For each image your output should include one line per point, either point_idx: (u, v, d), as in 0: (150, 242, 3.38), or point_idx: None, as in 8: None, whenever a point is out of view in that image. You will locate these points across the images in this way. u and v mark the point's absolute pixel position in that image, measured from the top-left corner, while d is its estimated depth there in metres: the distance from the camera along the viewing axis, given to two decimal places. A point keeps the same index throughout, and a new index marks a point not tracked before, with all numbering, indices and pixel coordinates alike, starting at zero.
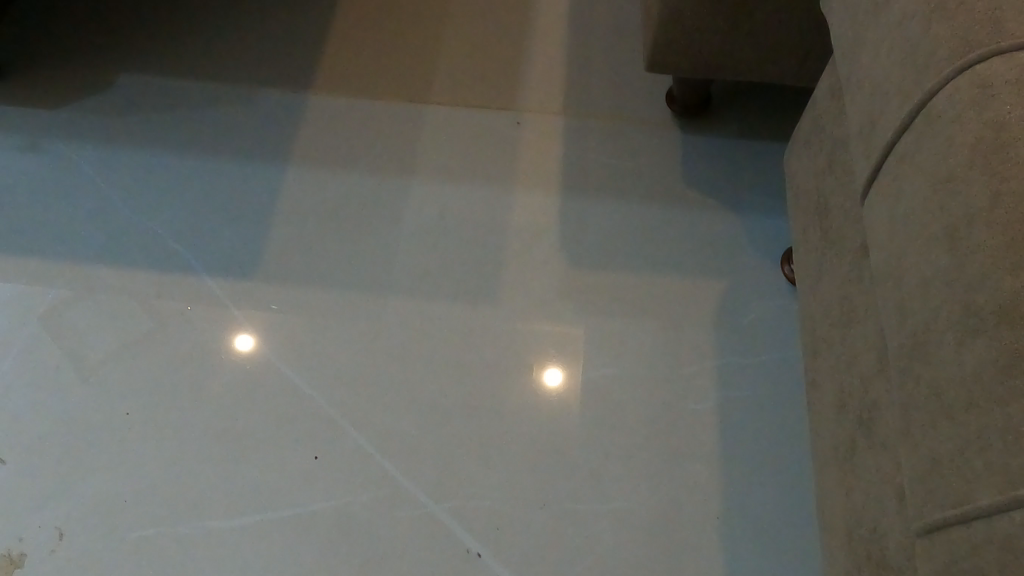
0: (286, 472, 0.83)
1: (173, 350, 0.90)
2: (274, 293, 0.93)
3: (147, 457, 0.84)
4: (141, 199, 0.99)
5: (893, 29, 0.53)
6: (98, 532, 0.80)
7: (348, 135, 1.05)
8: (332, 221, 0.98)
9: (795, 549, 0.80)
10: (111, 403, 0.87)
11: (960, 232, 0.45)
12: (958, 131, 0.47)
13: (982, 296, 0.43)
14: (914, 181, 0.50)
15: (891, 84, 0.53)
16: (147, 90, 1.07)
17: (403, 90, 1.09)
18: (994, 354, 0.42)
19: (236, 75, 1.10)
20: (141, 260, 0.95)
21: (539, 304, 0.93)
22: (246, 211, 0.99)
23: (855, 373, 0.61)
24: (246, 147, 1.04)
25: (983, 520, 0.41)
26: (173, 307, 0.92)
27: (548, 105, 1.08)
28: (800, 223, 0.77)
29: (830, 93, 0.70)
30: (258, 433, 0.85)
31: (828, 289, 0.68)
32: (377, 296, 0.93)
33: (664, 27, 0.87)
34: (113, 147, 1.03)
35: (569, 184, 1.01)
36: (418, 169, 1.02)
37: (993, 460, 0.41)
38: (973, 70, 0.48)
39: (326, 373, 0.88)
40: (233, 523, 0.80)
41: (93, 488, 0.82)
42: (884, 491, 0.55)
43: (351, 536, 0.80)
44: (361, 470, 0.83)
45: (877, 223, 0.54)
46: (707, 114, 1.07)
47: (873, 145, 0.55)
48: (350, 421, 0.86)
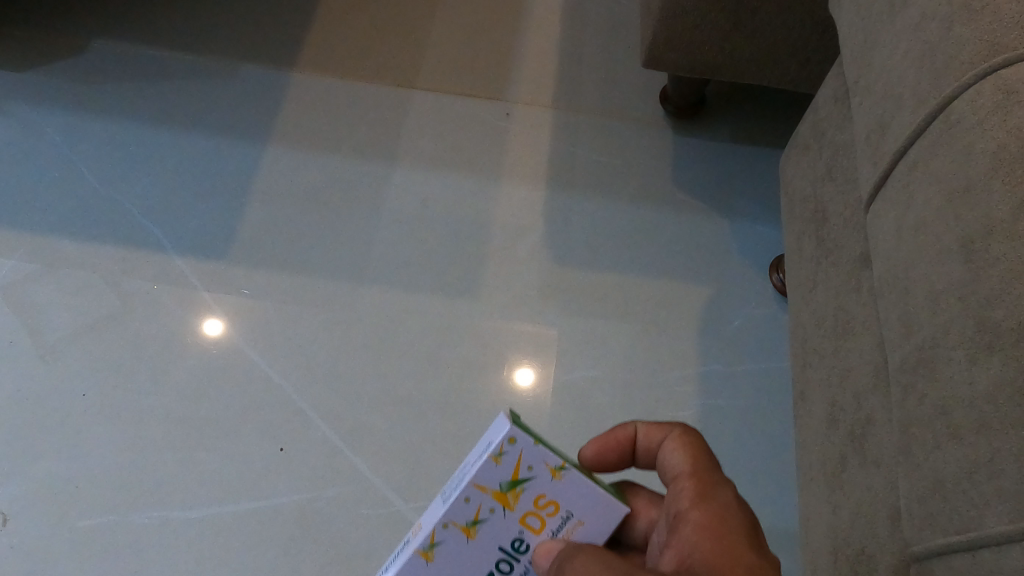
0: (251, 463, 0.79)
1: (136, 330, 0.85)
2: (245, 276, 0.89)
3: (103, 440, 0.80)
4: (111, 170, 0.95)
5: (909, 30, 0.51)
6: (46, 519, 0.76)
7: (330, 117, 1.01)
8: (309, 205, 0.94)
9: None
10: (69, 383, 0.82)
11: (978, 245, 0.43)
12: (978, 137, 0.45)
13: (999, 312, 0.41)
14: (928, 190, 0.48)
15: (905, 88, 0.51)
16: (123, 58, 1.03)
17: (389, 74, 1.05)
18: (1010, 375, 0.40)
19: (217, 47, 1.05)
20: (106, 233, 0.91)
21: (520, 300, 0.90)
22: (222, 188, 0.95)
23: (848, 387, 0.59)
24: (225, 124, 1.00)
25: (991, 549, 0.39)
26: (139, 285, 0.88)
27: (538, 97, 1.05)
28: (794, 230, 0.74)
29: (835, 98, 0.68)
30: (222, 421, 0.81)
31: (822, 297, 0.66)
32: (353, 286, 0.90)
33: (664, 23, 0.84)
34: (83, 114, 0.98)
35: (557, 178, 0.98)
36: (401, 155, 0.99)
37: (1004, 486, 0.39)
38: (997, 75, 0.45)
39: (295, 362, 0.85)
40: (190, 515, 0.77)
41: (43, 474, 0.78)
42: (875, 510, 0.53)
43: (314, 533, 0.76)
44: (327, 464, 0.79)
45: (885, 233, 0.52)
46: (699, 116, 1.04)
47: (884, 151, 0.53)
48: (318, 413, 0.82)
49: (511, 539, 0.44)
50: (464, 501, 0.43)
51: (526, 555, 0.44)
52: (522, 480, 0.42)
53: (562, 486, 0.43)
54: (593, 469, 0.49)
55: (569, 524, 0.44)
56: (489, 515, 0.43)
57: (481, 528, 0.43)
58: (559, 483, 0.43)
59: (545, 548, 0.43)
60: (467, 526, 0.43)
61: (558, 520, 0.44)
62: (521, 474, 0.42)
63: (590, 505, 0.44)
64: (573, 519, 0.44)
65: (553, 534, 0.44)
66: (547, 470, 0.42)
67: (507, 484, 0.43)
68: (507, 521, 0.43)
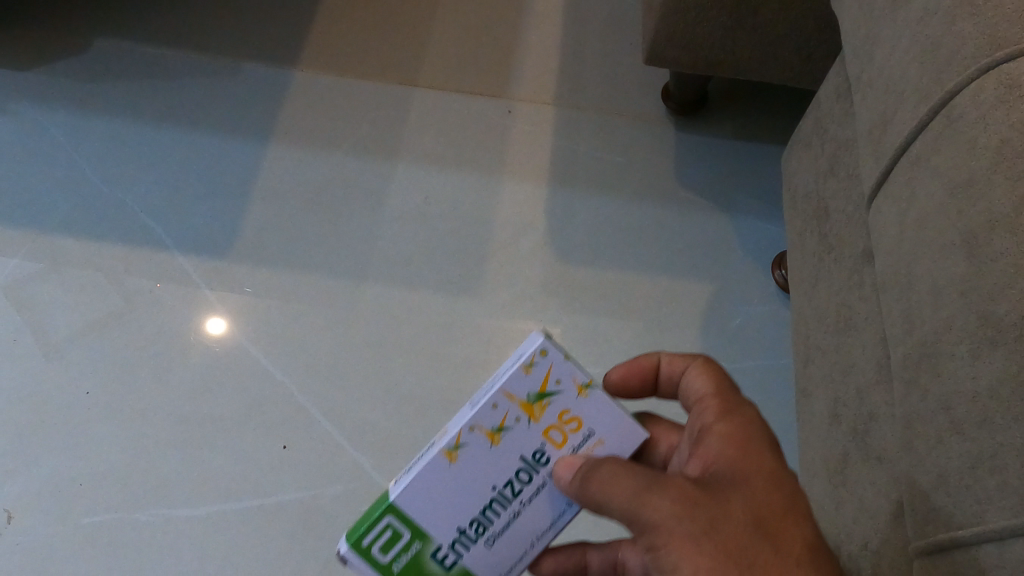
0: (254, 460, 0.79)
1: (138, 328, 0.85)
2: (247, 274, 0.89)
3: (107, 438, 0.80)
4: (114, 168, 0.95)
5: (912, 25, 0.51)
6: (51, 517, 0.76)
7: (333, 115, 1.01)
8: (312, 204, 0.94)
9: None
10: (73, 381, 0.82)
11: (981, 240, 0.43)
12: (981, 133, 0.45)
13: (1002, 307, 0.41)
14: (931, 185, 0.48)
15: (908, 84, 0.51)
16: (125, 57, 1.03)
17: (391, 71, 1.05)
18: (1013, 370, 0.40)
19: (219, 45, 1.05)
20: (109, 232, 0.91)
21: (523, 298, 0.90)
22: (224, 186, 0.95)
23: (851, 383, 0.59)
24: (227, 122, 1.00)
25: (995, 544, 0.39)
26: (142, 283, 0.88)
27: (540, 94, 1.05)
28: (797, 226, 0.74)
29: (838, 94, 0.68)
30: (225, 419, 0.81)
31: (825, 294, 0.66)
32: (355, 284, 0.90)
33: (666, 20, 0.84)
34: (86, 113, 0.99)
35: (560, 176, 0.98)
36: (403, 153, 0.99)
37: (1008, 481, 0.39)
38: (999, 69, 0.45)
39: (298, 360, 0.85)
40: (194, 513, 0.77)
41: (48, 472, 0.78)
42: (878, 506, 0.53)
43: (318, 530, 0.77)
44: (331, 461, 0.80)
45: (888, 229, 0.52)
46: (701, 113, 1.04)
47: (887, 146, 0.53)
48: (322, 410, 0.82)
49: (532, 450, 0.46)
50: (492, 407, 0.45)
51: (545, 469, 0.46)
52: (550, 392, 0.46)
53: (587, 404, 0.46)
54: (616, 394, 0.53)
55: (589, 442, 0.46)
56: (515, 423, 0.46)
57: (505, 436, 0.46)
58: (584, 401, 0.46)
59: (566, 461, 0.45)
60: (492, 433, 0.46)
61: (579, 437, 0.46)
62: (550, 386, 0.46)
63: (612, 425, 0.46)
64: (594, 439, 0.46)
65: (573, 451, 0.46)
66: (574, 386, 0.46)
67: (535, 395, 0.46)
68: (531, 433, 0.46)
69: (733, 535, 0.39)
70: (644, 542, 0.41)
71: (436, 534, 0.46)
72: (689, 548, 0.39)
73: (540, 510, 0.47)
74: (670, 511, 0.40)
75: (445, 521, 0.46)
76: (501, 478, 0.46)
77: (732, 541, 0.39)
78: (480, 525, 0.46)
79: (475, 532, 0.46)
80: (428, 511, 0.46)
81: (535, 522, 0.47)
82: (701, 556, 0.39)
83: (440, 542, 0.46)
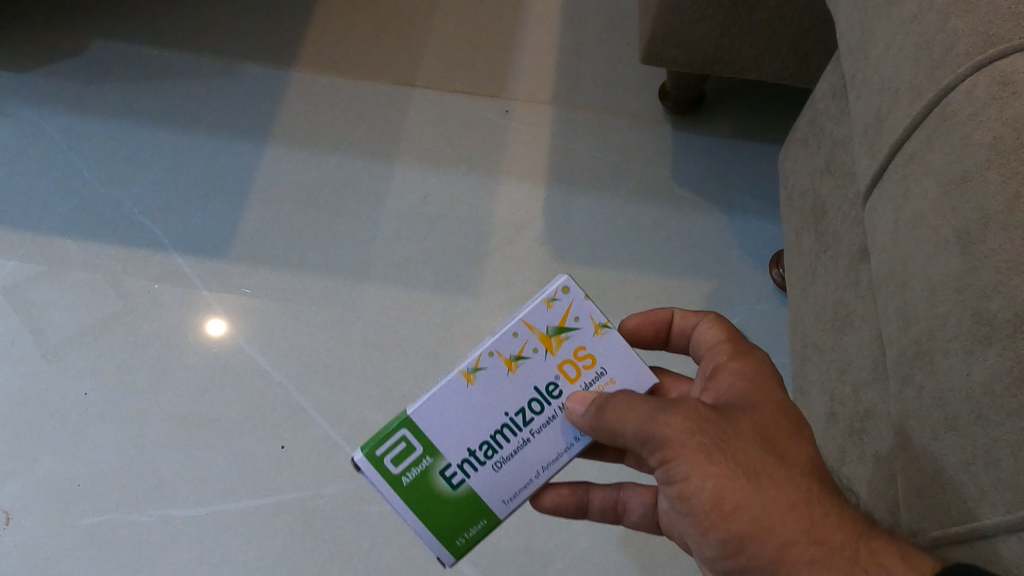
0: (252, 461, 0.79)
1: (136, 329, 0.85)
2: (245, 275, 0.89)
3: (105, 439, 0.80)
4: (111, 170, 0.95)
5: (906, 22, 0.51)
6: (49, 518, 0.76)
7: (330, 116, 1.01)
8: (310, 204, 0.94)
9: None
10: (71, 382, 0.82)
11: (974, 237, 0.43)
12: (975, 129, 0.45)
13: (995, 304, 0.41)
14: (925, 183, 0.48)
15: (902, 82, 0.51)
16: (123, 58, 1.03)
17: (388, 71, 1.05)
18: (1006, 366, 0.40)
19: (216, 46, 1.06)
20: (106, 233, 0.91)
21: (521, 297, 0.90)
22: (222, 187, 0.95)
23: (847, 381, 0.59)
24: (225, 123, 1.00)
25: (989, 540, 0.41)
26: (140, 284, 0.88)
27: (537, 94, 1.05)
28: (793, 225, 0.74)
29: (833, 92, 0.68)
30: (223, 419, 0.81)
31: (821, 292, 0.66)
32: (353, 284, 0.90)
33: (663, 19, 0.84)
34: (83, 114, 0.99)
35: (557, 175, 0.98)
36: (401, 153, 0.99)
37: (1001, 477, 0.40)
38: (993, 66, 0.45)
39: (296, 360, 0.85)
40: (192, 513, 0.77)
41: (46, 472, 0.78)
42: (874, 503, 0.53)
43: (316, 530, 0.77)
44: (328, 461, 0.80)
45: (883, 227, 0.52)
46: (698, 112, 1.04)
47: (881, 144, 0.53)
48: (320, 411, 0.82)
49: (546, 381, 0.50)
50: (513, 336, 0.50)
51: (556, 402, 0.50)
52: (568, 327, 0.50)
53: (601, 343, 0.51)
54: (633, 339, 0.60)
55: (599, 379, 0.51)
56: (533, 353, 0.50)
57: (523, 364, 0.50)
58: (600, 339, 0.51)
59: (579, 395, 0.49)
60: (511, 359, 0.50)
61: (592, 374, 0.51)
62: (568, 322, 0.50)
63: (623, 364, 0.51)
64: (605, 377, 0.51)
65: (585, 386, 0.50)
66: (592, 324, 0.51)
67: (554, 329, 0.50)
68: (547, 364, 0.50)
69: (742, 447, 0.45)
70: (656, 456, 0.46)
71: (447, 452, 0.49)
72: (702, 459, 0.44)
73: (548, 441, 0.50)
74: (684, 427, 0.45)
75: (457, 439, 0.49)
76: (514, 405, 0.50)
77: (739, 453, 0.45)
78: (491, 448, 0.50)
79: (485, 454, 0.50)
80: (443, 429, 0.49)
81: (544, 451, 0.50)
82: (713, 465, 0.44)
83: (450, 460, 0.49)
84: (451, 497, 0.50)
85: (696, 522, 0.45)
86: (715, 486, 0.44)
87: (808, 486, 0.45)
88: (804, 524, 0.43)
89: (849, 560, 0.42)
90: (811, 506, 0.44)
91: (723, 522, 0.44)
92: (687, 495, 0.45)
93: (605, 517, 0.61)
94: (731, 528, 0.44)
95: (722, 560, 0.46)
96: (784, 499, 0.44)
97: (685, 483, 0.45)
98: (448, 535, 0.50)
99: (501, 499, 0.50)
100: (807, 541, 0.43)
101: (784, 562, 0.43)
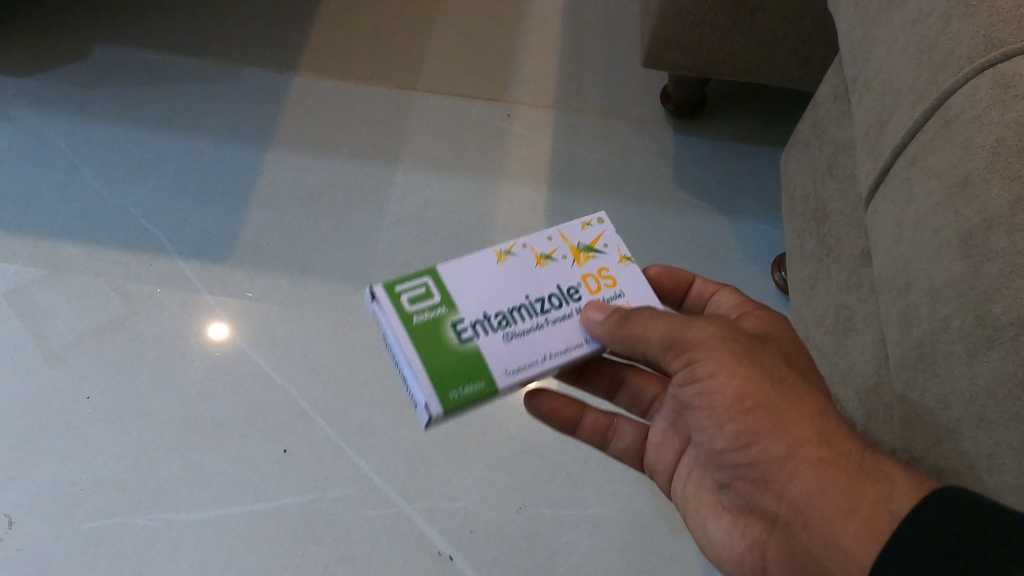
0: (255, 465, 0.79)
1: (139, 333, 0.85)
2: (248, 279, 0.89)
3: (107, 443, 0.79)
4: (113, 174, 0.95)
5: (907, 25, 0.51)
6: (51, 521, 0.75)
7: (332, 120, 1.01)
8: (312, 208, 0.94)
9: None
10: (73, 387, 0.82)
11: (977, 239, 0.43)
12: (977, 132, 0.45)
13: (998, 307, 0.41)
14: (927, 186, 0.48)
15: (903, 84, 0.51)
16: (126, 64, 1.03)
17: (390, 76, 1.06)
18: (1010, 369, 0.40)
19: (218, 52, 1.06)
20: (108, 238, 0.91)
21: None
22: (225, 191, 0.95)
23: (850, 384, 0.59)
24: (228, 128, 1.00)
25: None
26: (142, 288, 0.88)
27: (539, 98, 1.05)
28: (795, 228, 0.74)
29: (835, 96, 0.68)
30: (226, 424, 0.81)
31: (824, 295, 0.66)
32: (355, 288, 0.90)
33: (664, 23, 0.84)
34: (85, 119, 0.99)
35: (559, 179, 0.98)
36: (403, 157, 0.99)
37: (1005, 480, 0.40)
38: (995, 69, 0.45)
39: (299, 364, 0.85)
40: (194, 518, 0.76)
41: (48, 476, 0.77)
42: None
43: (318, 535, 0.76)
44: (330, 465, 0.79)
45: (885, 230, 0.52)
46: (699, 116, 1.04)
47: (883, 147, 0.53)
48: (322, 415, 0.82)
49: (568, 284, 0.53)
50: (547, 239, 0.55)
51: (576, 303, 0.52)
52: (597, 249, 0.55)
53: (624, 269, 0.55)
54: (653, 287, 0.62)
55: (615, 294, 0.53)
56: (561, 259, 0.55)
57: (550, 263, 0.54)
58: (624, 267, 0.55)
59: (597, 304, 0.51)
60: (540, 256, 0.54)
61: (611, 293, 0.53)
62: (598, 245, 0.56)
63: (642, 291, 0.54)
64: (623, 297, 0.53)
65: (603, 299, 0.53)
66: (618, 253, 0.56)
67: (584, 246, 0.55)
68: (571, 271, 0.54)
69: (768, 357, 0.47)
70: (681, 356, 0.48)
71: (463, 310, 0.51)
72: (728, 361, 0.46)
73: (561, 334, 0.51)
74: (714, 334, 0.47)
75: (473, 303, 0.51)
76: (534, 292, 0.52)
77: (765, 363, 0.47)
78: (506, 317, 0.51)
79: (498, 323, 0.51)
80: (462, 292, 0.52)
81: (555, 342, 0.51)
82: (739, 367, 0.46)
83: (464, 316, 0.51)
84: (454, 349, 0.49)
85: (710, 416, 0.47)
86: (738, 382, 0.46)
87: (825, 403, 0.47)
88: (817, 429, 0.45)
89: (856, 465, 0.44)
90: (827, 415, 0.46)
91: (739, 417, 0.46)
92: (707, 391, 0.47)
93: (592, 438, 0.64)
94: (746, 422, 0.46)
95: (729, 453, 0.48)
96: (802, 405, 0.46)
97: (707, 379, 0.46)
98: (442, 385, 0.48)
99: (504, 368, 0.49)
100: (818, 443, 0.45)
101: (793, 459, 0.45)
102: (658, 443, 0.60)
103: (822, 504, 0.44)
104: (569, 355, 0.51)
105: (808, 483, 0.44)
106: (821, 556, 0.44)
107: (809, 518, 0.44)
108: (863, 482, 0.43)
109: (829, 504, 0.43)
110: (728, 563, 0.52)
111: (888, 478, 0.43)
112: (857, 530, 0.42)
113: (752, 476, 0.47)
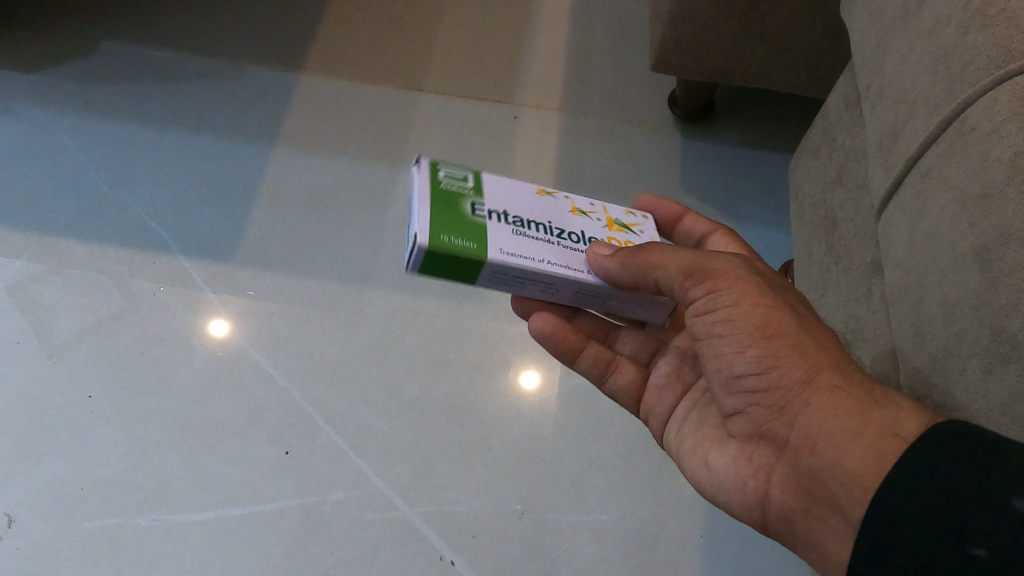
0: (257, 465, 0.79)
1: (142, 332, 0.85)
2: (251, 278, 0.89)
3: (107, 442, 0.79)
4: (117, 170, 0.94)
5: (923, 34, 0.50)
6: (49, 520, 0.75)
7: (338, 120, 1.01)
8: (317, 208, 0.94)
9: (766, 559, 0.80)
10: (74, 385, 0.81)
11: (993, 255, 0.43)
12: (994, 145, 0.44)
13: (1016, 324, 0.41)
14: (941, 198, 0.47)
15: (918, 94, 0.51)
16: (131, 59, 1.03)
17: (396, 75, 1.05)
18: None
19: (224, 50, 1.06)
20: (111, 234, 0.90)
21: None
22: (229, 190, 0.95)
23: None
24: (233, 128, 0.99)
25: None
26: (146, 286, 0.87)
27: (546, 100, 1.05)
28: (803, 236, 0.74)
29: (847, 104, 0.68)
30: (228, 424, 0.80)
31: (832, 305, 0.65)
32: (359, 290, 0.89)
33: (674, 27, 0.84)
34: (90, 115, 0.98)
35: (565, 181, 0.98)
36: (408, 158, 0.99)
37: None
38: (1013, 81, 0.45)
39: (302, 365, 0.84)
40: (194, 518, 0.76)
41: (48, 476, 0.77)
42: None
43: (317, 536, 0.76)
44: (333, 468, 0.79)
45: (897, 241, 0.52)
46: (706, 122, 1.04)
47: (896, 157, 0.53)
48: (325, 417, 0.82)
49: (592, 235, 0.55)
50: (589, 203, 0.58)
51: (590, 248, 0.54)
52: (631, 229, 0.58)
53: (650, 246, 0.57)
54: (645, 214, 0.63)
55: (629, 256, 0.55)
56: (595, 219, 0.57)
57: (582, 216, 0.57)
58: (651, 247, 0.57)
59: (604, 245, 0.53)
60: (576, 208, 0.57)
61: None
62: (634, 227, 0.58)
63: None
64: None
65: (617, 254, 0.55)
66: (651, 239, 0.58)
67: (620, 222, 0.58)
68: (599, 229, 0.56)
69: (785, 294, 0.49)
70: (704, 287, 0.48)
71: (488, 200, 0.53)
72: (753, 292, 0.47)
73: (565, 254, 0.53)
74: (738, 268, 0.48)
75: (500, 197, 0.54)
76: (558, 221, 0.55)
77: (785, 298, 0.48)
78: (522, 222, 0.53)
79: (514, 221, 0.53)
80: (494, 189, 0.54)
81: (557, 254, 0.52)
82: (763, 298, 0.47)
83: (486, 202, 0.53)
84: (463, 215, 0.51)
85: (730, 343, 0.47)
86: (760, 310, 0.47)
87: (837, 339, 0.48)
88: (831, 358, 0.46)
89: (865, 392, 0.45)
90: (840, 348, 0.47)
91: (761, 343, 0.46)
92: (729, 319, 0.47)
93: (592, 371, 0.62)
94: (767, 348, 0.46)
95: (746, 381, 0.48)
96: (818, 336, 0.47)
97: (730, 307, 0.47)
98: (437, 229, 0.49)
99: (499, 247, 0.50)
100: (833, 369, 0.45)
101: (809, 383, 0.45)
102: (660, 387, 0.61)
103: (831, 426, 0.44)
104: (550, 270, 0.51)
105: (821, 407, 0.45)
106: (826, 479, 0.44)
107: (817, 441, 0.45)
108: (871, 408, 0.44)
109: (840, 426, 0.44)
110: (724, 497, 0.52)
111: (896, 402, 0.44)
112: (865, 449, 0.43)
113: (765, 403, 0.47)
